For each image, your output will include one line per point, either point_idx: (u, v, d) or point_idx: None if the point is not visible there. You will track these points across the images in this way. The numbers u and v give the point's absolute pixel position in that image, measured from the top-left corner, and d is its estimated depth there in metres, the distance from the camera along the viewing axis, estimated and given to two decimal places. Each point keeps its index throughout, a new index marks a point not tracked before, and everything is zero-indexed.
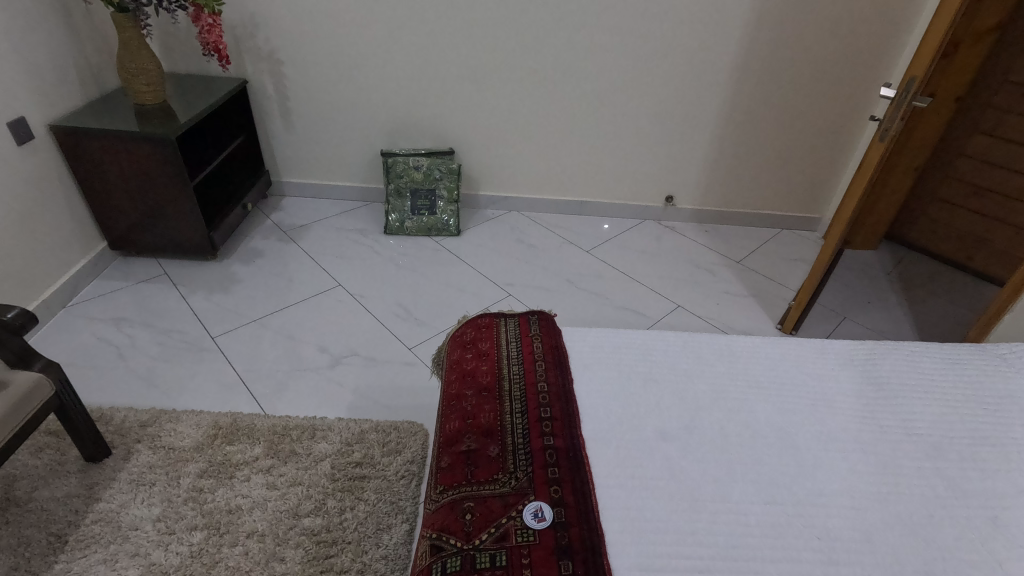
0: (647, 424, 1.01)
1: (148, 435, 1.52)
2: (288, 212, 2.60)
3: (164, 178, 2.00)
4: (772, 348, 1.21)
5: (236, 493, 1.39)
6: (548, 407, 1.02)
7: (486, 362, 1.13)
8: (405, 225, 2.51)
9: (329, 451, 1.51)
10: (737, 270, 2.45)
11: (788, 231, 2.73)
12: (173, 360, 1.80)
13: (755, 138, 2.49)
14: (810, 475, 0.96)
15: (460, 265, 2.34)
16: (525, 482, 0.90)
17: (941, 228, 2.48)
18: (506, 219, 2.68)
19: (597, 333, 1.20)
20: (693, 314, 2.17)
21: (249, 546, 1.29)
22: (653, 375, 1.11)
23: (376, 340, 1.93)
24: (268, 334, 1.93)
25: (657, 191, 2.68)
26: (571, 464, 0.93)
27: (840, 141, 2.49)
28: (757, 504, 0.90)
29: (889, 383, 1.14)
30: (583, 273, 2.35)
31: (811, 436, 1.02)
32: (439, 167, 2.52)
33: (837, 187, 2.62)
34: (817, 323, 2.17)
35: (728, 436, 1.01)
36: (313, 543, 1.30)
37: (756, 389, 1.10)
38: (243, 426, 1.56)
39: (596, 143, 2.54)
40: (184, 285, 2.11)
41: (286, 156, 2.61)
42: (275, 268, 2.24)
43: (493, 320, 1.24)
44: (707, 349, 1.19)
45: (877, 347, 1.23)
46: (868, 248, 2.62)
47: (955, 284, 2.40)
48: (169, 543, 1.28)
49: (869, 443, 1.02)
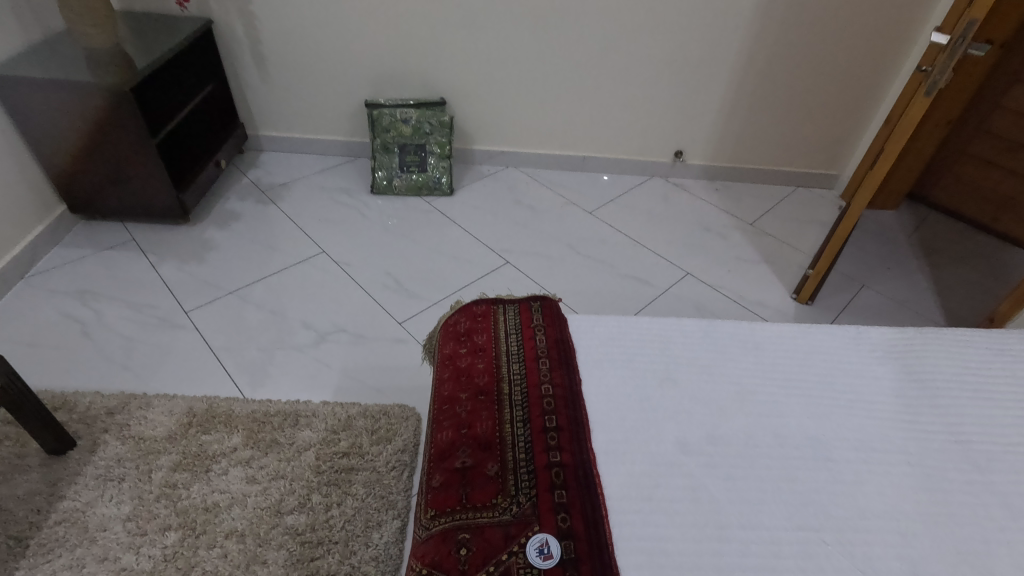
0: (665, 433, 0.89)
1: (116, 424, 1.40)
2: (267, 169, 2.39)
3: (125, 134, 1.80)
4: (802, 337, 1.08)
5: (213, 489, 1.29)
6: (554, 416, 0.90)
7: (483, 359, 1.00)
8: (393, 184, 2.32)
9: (313, 440, 1.40)
10: (749, 233, 2.29)
11: (804, 189, 2.56)
12: (144, 338, 1.66)
13: (776, 89, 2.28)
14: (850, 493, 0.84)
15: (454, 229, 2.17)
16: (528, 509, 0.79)
17: (967, 187, 2.31)
18: (503, 177, 2.48)
19: (608, 322, 1.07)
20: (703, 283, 2.03)
21: (228, 548, 1.19)
22: (671, 373, 0.98)
23: (364, 314, 1.79)
24: (246, 309, 1.78)
25: (666, 146, 2.48)
26: (580, 485, 0.81)
27: (867, 92, 2.28)
28: (790, 531, 0.79)
29: (933, 380, 1.02)
30: (586, 237, 2.19)
31: (849, 445, 0.90)
32: (429, 120, 2.30)
33: (860, 142, 2.43)
34: (833, 292, 2.04)
35: (757, 446, 0.89)
36: (297, 544, 1.21)
37: (787, 389, 0.98)
38: (220, 413, 1.44)
39: (601, 93, 2.32)
40: (153, 252, 1.95)
41: (261, 107, 2.38)
42: (253, 233, 2.07)
43: (490, 308, 1.11)
44: (732, 339, 1.06)
45: (917, 337, 1.10)
46: (889, 208, 2.44)
47: (980, 248, 2.26)
48: (140, 546, 1.18)
49: (914, 453, 0.91)
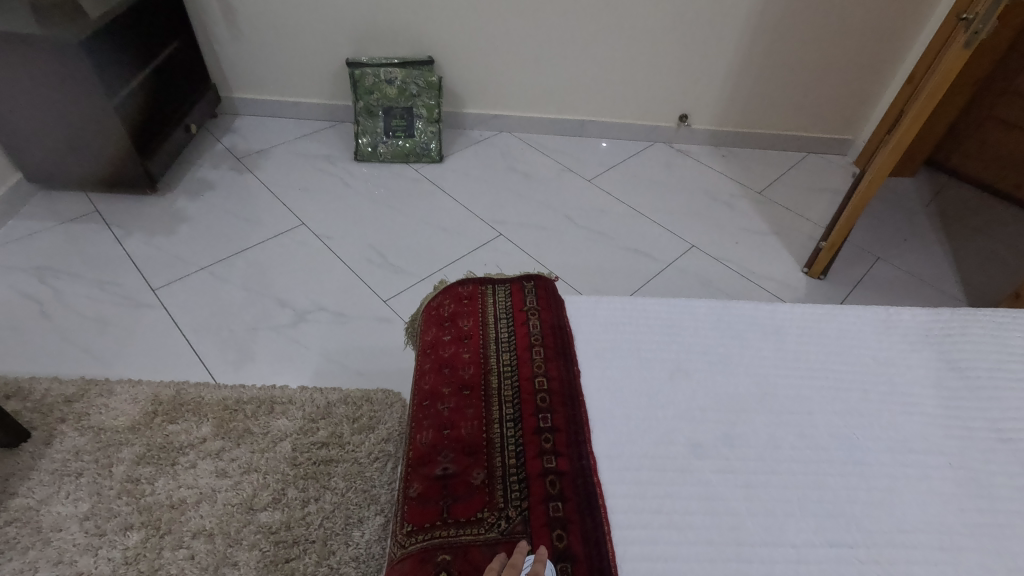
0: (675, 434, 0.79)
1: (75, 414, 1.29)
2: (242, 134, 2.23)
3: (80, 95, 1.64)
4: (827, 321, 0.97)
5: (179, 484, 1.19)
6: (549, 415, 0.79)
7: (468, 348, 0.89)
8: (378, 150, 2.16)
9: (289, 429, 1.30)
10: (757, 202, 2.16)
11: (815, 156, 2.41)
12: (107, 318, 1.54)
13: (791, 46, 2.11)
14: (886, 502, 0.74)
15: (443, 199, 2.03)
16: (518, 525, 0.69)
17: (990, 152, 2.16)
18: (496, 142, 2.33)
19: (611, 304, 0.95)
20: (709, 257, 1.90)
21: (195, 549, 1.10)
22: (681, 364, 0.87)
23: (346, 291, 1.67)
24: (219, 286, 1.65)
25: (670, 109, 2.32)
26: (579, 496, 0.71)
27: (888, 50, 2.12)
28: (820, 547, 0.69)
29: (974, 369, 0.91)
30: (585, 207, 2.05)
31: (882, 446, 0.80)
32: (415, 80, 2.13)
33: (878, 105, 2.27)
34: (848, 265, 1.92)
35: (780, 448, 0.78)
36: (271, 543, 1.11)
37: (812, 381, 0.87)
38: (188, 400, 1.33)
39: (602, 50, 2.14)
40: (118, 225, 1.80)
41: (235, 67, 2.20)
42: (227, 203, 1.93)
43: (478, 289, 0.99)
44: (749, 324, 0.94)
45: (954, 319, 0.98)
46: (905, 175, 2.30)
47: (1001, 217, 2.13)
48: (99, 548, 1.09)
49: (955, 453, 0.80)
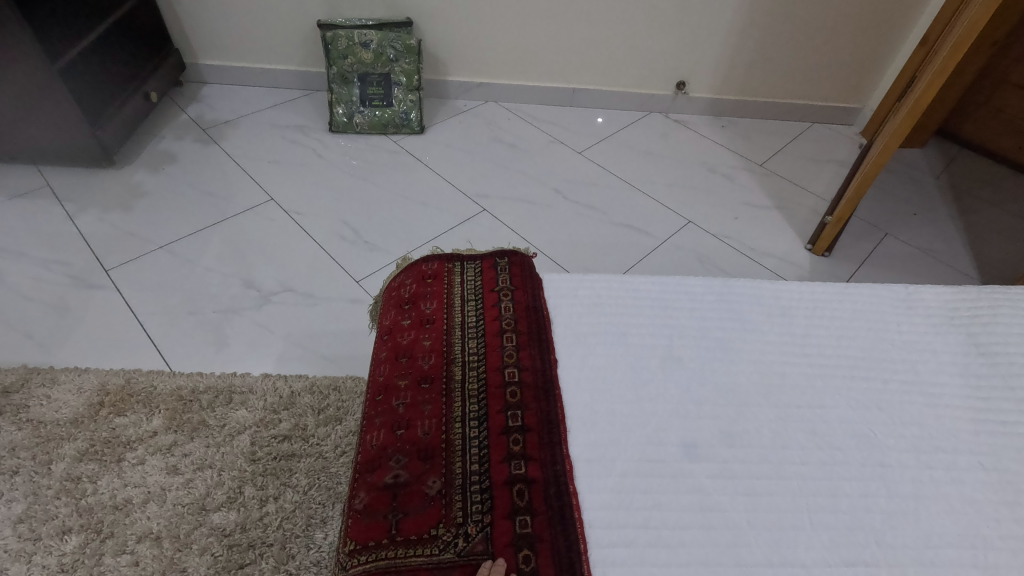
0: (665, 433, 0.68)
1: (13, 406, 1.18)
2: (209, 104, 2.08)
3: (19, 57, 1.49)
4: (841, 300, 0.86)
5: (126, 483, 1.08)
6: (520, 411, 0.68)
7: (430, 333, 0.78)
8: (354, 120, 2.02)
9: (248, 421, 1.19)
10: (758, 174, 2.03)
11: (820, 126, 2.28)
12: (54, 301, 1.42)
13: (797, 6, 1.96)
14: (910, 513, 0.64)
15: (424, 172, 1.90)
16: (478, 545, 0.58)
17: (1006, 119, 2.03)
18: (481, 112, 2.19)
19: (596, 283, 0.84)
20: (708, 233, 1.78)
21: (140, 555, 1.00)
22: (675, 351, 0.76)
23: (315, 270, 1.55)
24: (180, 265, 1.53)
25: (667, 76, 2.18)
26: (551, 508, 0.61)
27: (901, 10, 1.97)
28: (833, 568, 0.59)
29: (1007, 355, 0.80)
30: (576, 180, 1.92)
31: (904, 445, 0.70)
32: (392, 43, 1.97)
33: (888, 70, 2.13)
34: (854, 241, 1.80)
35: (788, 449, 0.68)
36: (224, 547, 1.01)
37: (824, 370, 0.76)
38: (138, 390, 1.22)
39: (594, 10, 1.99)
40: (71, 201, 1.67)
41: (199, 30, 2.04)
42: (191, 178, 1.79)
43: (444, 267, 0.87)
44: (752, 305, 0.83)
45: (983, 298, 0.87)
46: (914, 145, 2.17)
47: (1016, 190, 2.01)
48: (32, 555, 0.99)
49: (988, 454, 0.70)
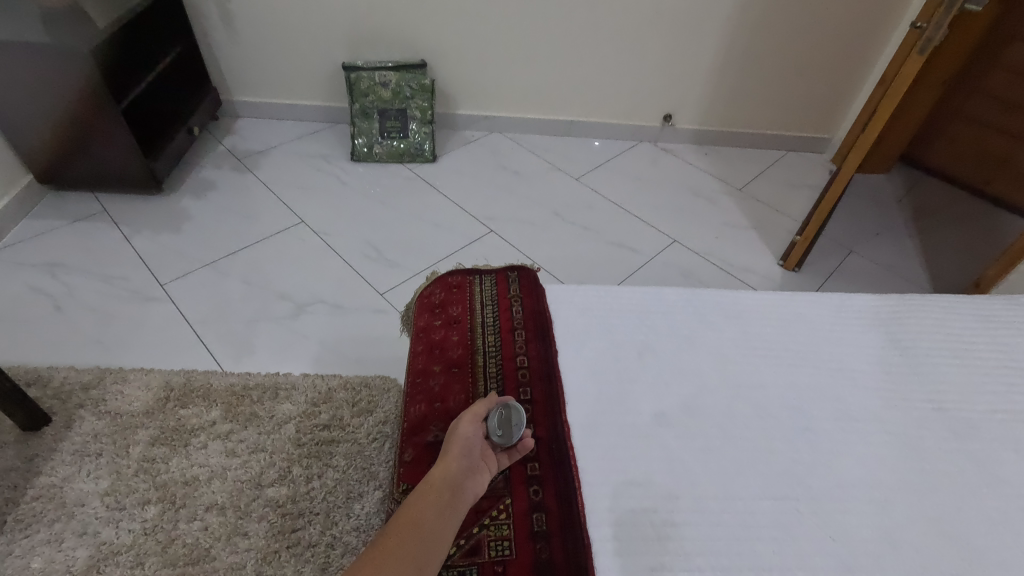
0: (642, 406, 0.88)
1: (92, 400, 1.38)
2: (243, 135, 2.31)
3: (88, 98, 1.71)
4: (786, 305, 1.06)
5: (191, 463, 1.28)
6: (528, 388, 0.90)
7: (456, 331, 0.99)
8: (373, 150, 2.25)
9: (292, 413, 1.39)
10: (737, 198, 2.25)
11: (795, 153, 2.51)
12: (118, 311, 1.62)
13: (768, 48, 2.20)
14: (826, 463, 0.83)
15: (436, 196, 2.12)
16: (499, 482, 0.80)
17: (960, 148, 2.25)
18: (487, 142, 2.42)
19: (587, 292, 1.04)
20: (691, 250, 2.00)
21: (208, 521, 1.19)
22: (650, 344, 0.96)
23: (343, 284, 1.76)
24: (223, 280, 1.74)
25: (654, 109, 2.41)
26: (553, 457, 0.82)
27: (862, 51, 2.21)
28: (766, 501, 0.78)
29: (917, 348, 0.99)
30: (572, 204, 2.14)
31: (828, 415, 0.89)
32: (409, 83, 2.22)
33: (853, 104, 2.37)
34: (821, 258, 2.02)
35: (735, 417, 0.88)
36: (278, 515, 1.21)
37: (769, 359, 0.96)
38: (197, 386, 1.42)
39: (587, 53, 2.23)
40: (125, 224, 1.88)
41: (235, 70, 2.28)
42: (229, 202, 2.01)
43: (465, 279, 1.09)
44: (713, 308, 1.04)
45: (902, 304, 1.07)
46: (880, 171, 2.39)
47: (970, 211, 2.23)
48: (119, 521, 1.18)
49: (893, 420, 0.89)
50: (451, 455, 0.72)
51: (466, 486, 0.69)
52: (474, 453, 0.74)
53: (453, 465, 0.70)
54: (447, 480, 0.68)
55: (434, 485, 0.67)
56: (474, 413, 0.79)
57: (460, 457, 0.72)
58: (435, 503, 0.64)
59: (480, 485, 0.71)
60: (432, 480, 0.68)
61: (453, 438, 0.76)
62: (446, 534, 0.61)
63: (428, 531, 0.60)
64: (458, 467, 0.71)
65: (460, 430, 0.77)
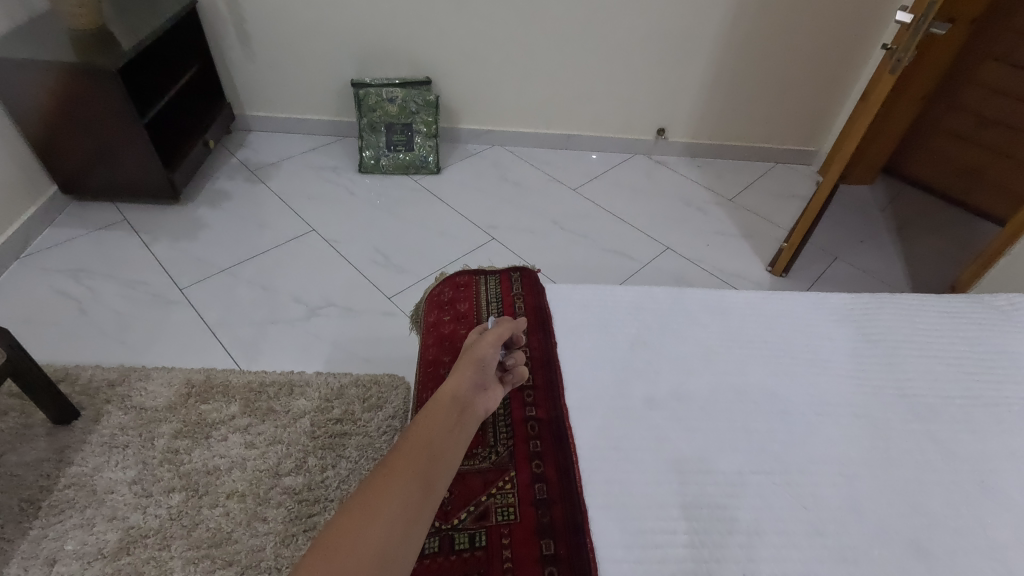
0: (634, 391, 0.97)
1: (118, 396, 1.47)
2: (255, 148, 2.42)
3: (113, 113, 1.81)
4: (767, 302, 1.15)
5: (213, 454, 1.36)
6: (531, 375, 1.00)
7: (464, 325, 1.08)
8: (380, 163, 2.36)
9: (307, 408, 1.47)
10: (728, 207, 2.36)
11: (783, 165, 2.62)
12: (140, 313, 1.71)
13: (756, 66, 2.32)
14: (800, 442, 0.92)
15: (440, 206, 2.23)
16: (504, 457, 0.90)
17: (940, 160, 2.36)
18: (488, 155, 2.53)
19: (584, 291, 1.13)
20: (683, 257, 2.10)
21: (230, 507, 1.27)
22: (641, 337, 1.06)
23: (353, 288, 1.85)
24: (238, 285, 1.83)
25: (648, 123, 2.53)
26: (553, 435, 0.91)
27: (844, 69, 2.33)
28: (744, 474, 0.87)
29: (886, 340, 1.08)
30: (570, 213, 2.25)
31: (803, 400, 0.98)
32: (414, 99, 2.33)
33: (837, 119, 2.48)
34: (808, 264, 2.12)
35: (718, 401, 0.96)
36: (295, 502, 1.29)
37: (750, 350, 1.05)
38: (217, 383, 1.51)
39: (584, 70, 2.35)
40: (145, 232, 1.98)
41: (248, 87, 2.39)
42: (243, 212, 2.11)
43: (472, 278, 1.18)
44: (700, 305, 1.13)
45: (874, 301, 1.17)
46: (864, 182, 2.51)
47: (949, 220, 2.33)
48: (146, 506, 1.26)
49: (862, 405, 0.98)
50: (466, 371, 0.76)
51: (476, 402, 0.74)
52: (489, 373, 0.79)
53: (466, 381, 0.75)
54: (459, 395, 0.73)
55: (448, 399, 0.72)
56: (493, 337, 0.83)
57: (475, 374, 0.76)
58: (448, 419, 0.69)
59: (490, 401, 0.77)
60: (445, 393, 0.73)
61: (471, 355, 0.80)
62: (456, 447, 0.67)
63: (441, 445, 0.66)
64: (471, 384, 0.75)
65: (479, 349, 0.80)
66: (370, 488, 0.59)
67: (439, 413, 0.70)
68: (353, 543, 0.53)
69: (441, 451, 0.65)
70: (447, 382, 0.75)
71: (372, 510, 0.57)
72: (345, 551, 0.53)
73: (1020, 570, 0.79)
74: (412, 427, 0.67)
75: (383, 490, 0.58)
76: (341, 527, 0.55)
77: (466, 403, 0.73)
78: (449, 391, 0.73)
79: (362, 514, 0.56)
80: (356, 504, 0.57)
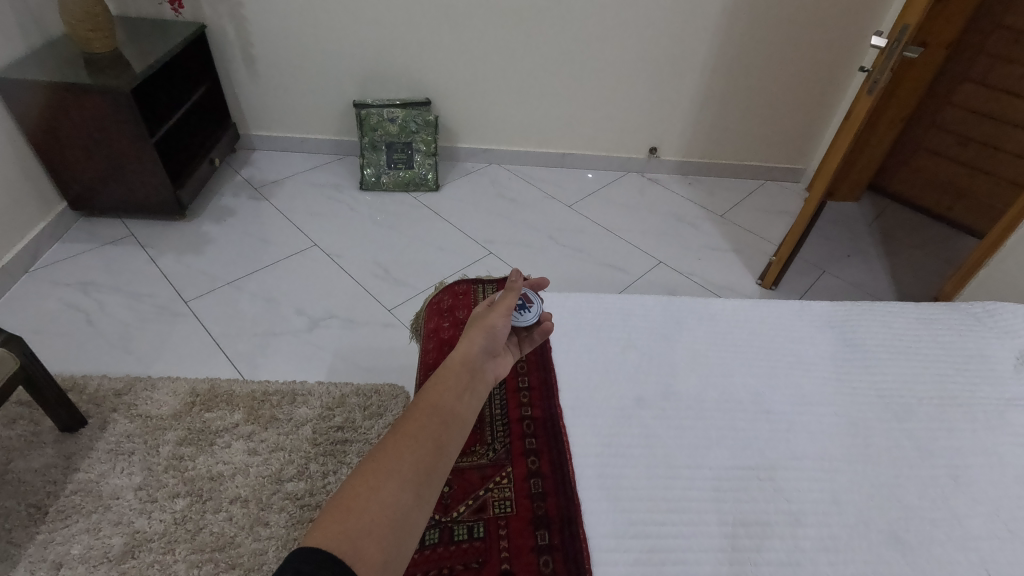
0: (625, 392, 1.01)
1: (123, 405, 1.50)
2: (259, 167, 2.49)
3: (122, 132, 1.88)
4: (752, 309, 1.21)
5: (217, 461, 1.39)
6: (526, 377, 1.05)
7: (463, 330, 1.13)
8: (381, 180, 2.43)
9: (309, 416, 1.51)
10: (718, 223, 2.42)
11: (772, 182, 2.70)
12: (146, 325, 1.76)
13: (743, 86, 2.41)
14: (784, 439, 0.96)
15: (439, 222, 2.29)
16: (501, 453, 0.94)
17: (923, 178, 2.44)
18: (486, 173, 2.60)
19: (578, 298, 1.18)
20: (675, 271, 2.15)
21: (233, 512, 1.30)
22: (632, 341, 1.10)
23: (354, 301, 1.90)
24: (241, 298, 1.88)
25: (641, 142, 2.61)
26: (548, 432, 0.96)
27: (829, 89, 2.42)
28: (729, 470, 0.91)
29: (865, 344, 1.14)
30: (565, 228, 2.31)
31: (786, 399, 1.03)
32: (414, 118, 2.42)
33: (823, 137, 2.57)
34: (796, 277, 2.18)
35: (706, 401, 1.01)
36: (298, 507, 1.32)
37: (736, 354, 1.10)
38: (221, 393, 1.54)
39: (578, 91, 2.44)
40: (151, 247, 2.03)
41: (253, 107, 2.47)
42: (247, 227, 2.17)
43: (470, 287, 1.24)
44: (689, 312, 1.19)
45: (854, 308, 1.22)
46: (850, 200, 2.58)
47: (933, 235, 2.40)
48: (151, 512, 1.29)
49: (843, 405, 1.03)
50: (476, 338, 0.80)
51: (485, 368, 0.78)
52: (497, 341, 0.82)
53: (476, 347, 0.79)
54: (468, 362, 0.76)
55: (458, 365, 0.75)
56: (507, 305, 0.85)
57: (484, 342, 0.80)
58: (459, 383, 0.73)
59: (496, 369, 0.81)
60: (456, 360, 0.76)
61: (482, 322, 0.83)
62: (467, 412, 0.71)
63: (453, 408, 0.69)
64: (480, 351, 0.79)
65: (490, 319, 0.83)
66: (386, 448, 0.63)
67: (450, 378, 0.73)
68: (371, 497, 0.57)
69: (452, 416, 0.69)
70: (458, 348, 0.79)
71: (387, 468, 0.60)
72: (363, 505, 0.57)
73: (991, 559, 0.83)
74: (424, 391, 0.71)
75: (398, 451, 0.62)
76: (359, 483, 0.58)
77: (476, 369, 0.76)
78: (459, 358, 0.76)
79: (377, 471, 0.60)
80: (371, 462, 0.61)
